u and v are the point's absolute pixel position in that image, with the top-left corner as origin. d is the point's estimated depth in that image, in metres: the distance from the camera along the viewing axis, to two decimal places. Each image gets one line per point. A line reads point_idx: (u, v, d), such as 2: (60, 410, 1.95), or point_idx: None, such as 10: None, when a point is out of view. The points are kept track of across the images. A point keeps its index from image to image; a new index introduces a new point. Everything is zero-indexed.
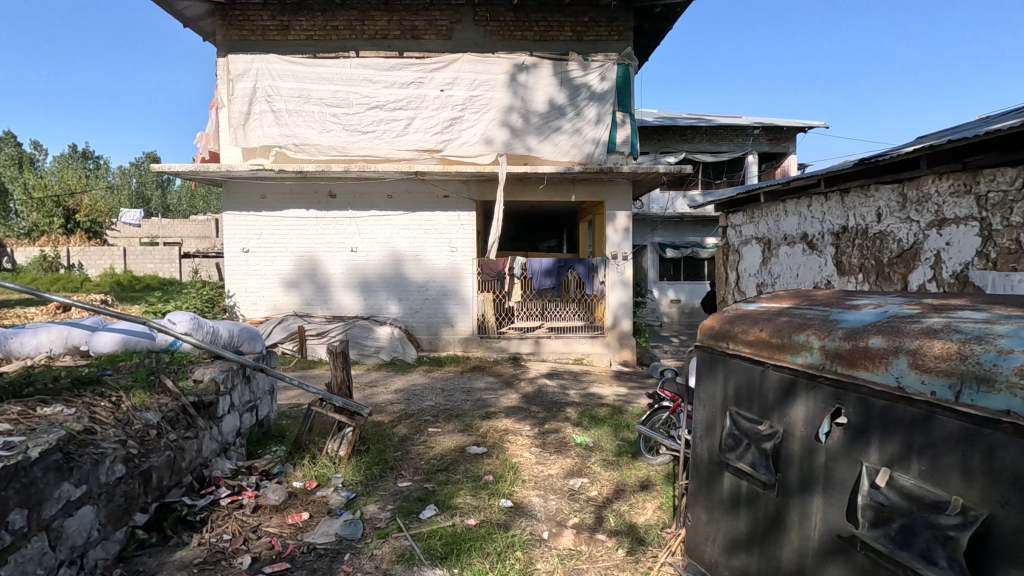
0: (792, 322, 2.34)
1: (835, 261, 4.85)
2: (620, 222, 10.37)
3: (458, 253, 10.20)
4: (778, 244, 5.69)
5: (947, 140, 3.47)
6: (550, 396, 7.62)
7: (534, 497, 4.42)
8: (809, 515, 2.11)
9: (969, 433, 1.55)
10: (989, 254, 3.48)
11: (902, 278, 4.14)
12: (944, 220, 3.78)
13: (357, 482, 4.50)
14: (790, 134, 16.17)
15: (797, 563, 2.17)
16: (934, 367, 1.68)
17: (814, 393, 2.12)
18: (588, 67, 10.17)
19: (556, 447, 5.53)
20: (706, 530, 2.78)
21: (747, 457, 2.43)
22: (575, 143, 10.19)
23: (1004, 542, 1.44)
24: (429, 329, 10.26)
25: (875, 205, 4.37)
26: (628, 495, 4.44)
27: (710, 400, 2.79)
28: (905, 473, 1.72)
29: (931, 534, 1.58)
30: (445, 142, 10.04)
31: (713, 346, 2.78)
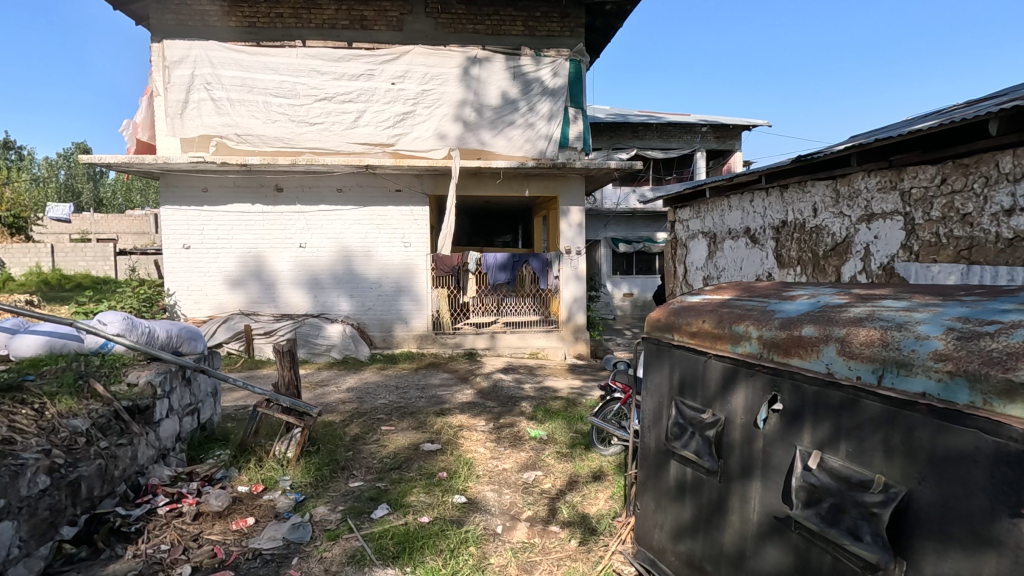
0: (732, 313, 2.42)
1: (775, 255, 5.06)
2: (573, 217, 10.49)
3: (411, 248, 10.06)
4: (723, 239, 5.88)
5: (875, 139, 3.67)
6: (505, 391, 7.64)
7: (488, 492, 4.43)
8: (749, 499, 2.19)
9: (891, 415, 1.64)
10: (912, 246, 3.69)
11: (836, 270, 4.35)
12: (873, 215, 3.99)
13: (306, 484, 4.38)
14: (735, 133, 16.75)
15: (738, 546, 2.25)
16: (859, 354, 1.77)
17: (753, 381, 2.20)
18: (540, 63, 10.20)
19: (510, 442, 5.55)
20: (654, 518, 2.85)
21: (692, 445, 2.51)
22: (528, 138, 10.22)
23: (921, 516, 1.53)
24: (383, 325, 10.09)
25: (811, 200, 4.58)
26: (581, 486, 4.51)
27: (657, 391, 2.85)
28: (835, 455, 1.81)
29: (857, 511, 1.67)
30: (397, 136, 9.87)
31: (660, 338, 2.84)
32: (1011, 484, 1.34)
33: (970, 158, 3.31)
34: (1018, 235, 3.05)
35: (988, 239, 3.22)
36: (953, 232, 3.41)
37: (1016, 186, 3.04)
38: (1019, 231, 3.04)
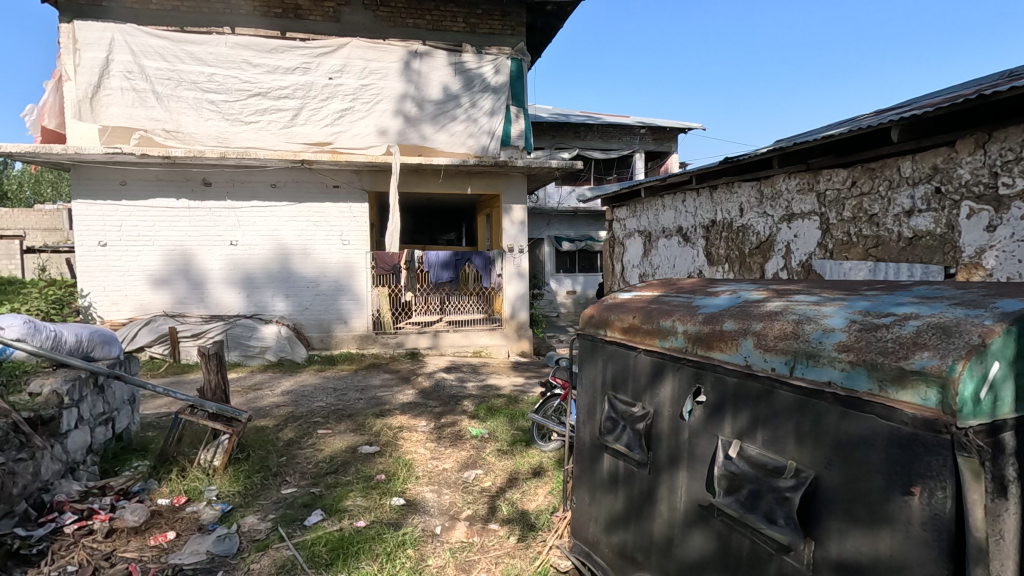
0: (660, 309, 2.50)
1: (706, 253, 5.26)
2: (515, 214, 10.53)
3: (350, 246, 9.80)
4: (658, 237, 6.06)
5: (793, 143, 3.87)
6: (447, 390, 7.58)
7: (428, 492, 4.37)
8: (676, 489, 2.26)
9: (801, 403, 1.73)
10: (827, 245, 3.92)
11: (761, 268, 4.57)
12: (793, 215, 4.21)
13: (234, 493, 4.17)
14: (672, 134, 17.30)
15: (666, 535, 2.32)
16: (773, 346, 1.86)
17: (679, 374, 2.28)
18: (482, 60, 10.19)
19: (451, 441, 5.50)
20: (589, 511, 2.90)
21: (623, 438, 2.57)
22: (470, 134, 10.17)
23: (827, 498, 1.62)
24: (321, 326, 9.76)
25: (738, 200, 4.79)
26: (521, 483, 4.53)
27: (591, 385, 2.90)
28: (753, 443, 1.89)
29: (772, 496, 1.76)
30: (335, 134, 9.57)
31: (593, 334, 2.89)
32: (903, 464, 1.44)
33: (876, 162, 3.54)
34: (918, 234, 3.29)
35: (891, 237, 3.45)
36: (863, 232, 3.65)
37: (915, 190, 3.28)
38: (918, 231, 3.29)
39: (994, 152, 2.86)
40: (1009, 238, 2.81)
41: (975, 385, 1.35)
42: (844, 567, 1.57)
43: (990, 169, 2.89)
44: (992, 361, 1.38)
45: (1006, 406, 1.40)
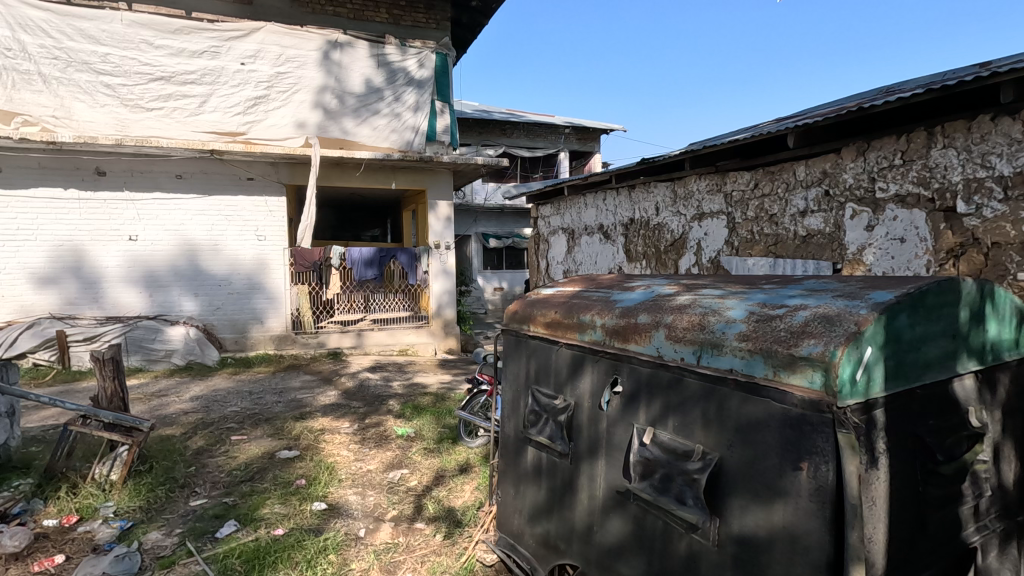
0: (580, 303, 2.57)
1: (625, 250, 5.46)
2: (441, 211, 10.43)
3: (266, 242, 9.32)
4: (580, 235, 6.23)
5: (703, 146, 4.10)
6: (372, 390, 7.40)
7: (351, 495, 4.25)
8: (595, 477, 2.35)
9: (707, 390, 1.85)
10: (733, 243, 4.19)
11: (675, 264, 4.82)
12: (703, 214, 4.47)
13: (135, 509, 3.86)
14: (595, 135, 17.79)
15: (586, 521, 2.40)
16: (682, 337, 1.97)
17: (597, 366, 2.36)
18: (406, 53, 9.95)
19: (375, 442, 5.38)
20: (514, 503, 2.94)
21: (546, 430, 2.63)
22: (394, 128, 9.94)
23: (730, 477, 1.75)
24: (234, 326, 9.20)
25: (654, 200, 5.02)
26: (447, 480, 4.51)
27: (515, 379, 2.94)
28: (665, 429, 2.00)
29: (682, 479, 1.87)
30: (248, 124, 9.02)
31: (517, 329, 2.94)
32: (794, 443, 1.58)
33: (775, 166, 3.83)
34: (811, 233, 3.58)
35: (788, 236, 3.74)
36: (764, 231, 3.93)
37: (808, 192, 3.58)
38: (811, 230, 3.58)
39: (872, 159, 3.18)
40: (885, 236, 3.12)
41: (852, 368, 1.50)
42: (744, 540, 1.70)
43: (870, 174, 3.20)
44: (866, 346, 1.53)
45: (879, 386, 1.56)
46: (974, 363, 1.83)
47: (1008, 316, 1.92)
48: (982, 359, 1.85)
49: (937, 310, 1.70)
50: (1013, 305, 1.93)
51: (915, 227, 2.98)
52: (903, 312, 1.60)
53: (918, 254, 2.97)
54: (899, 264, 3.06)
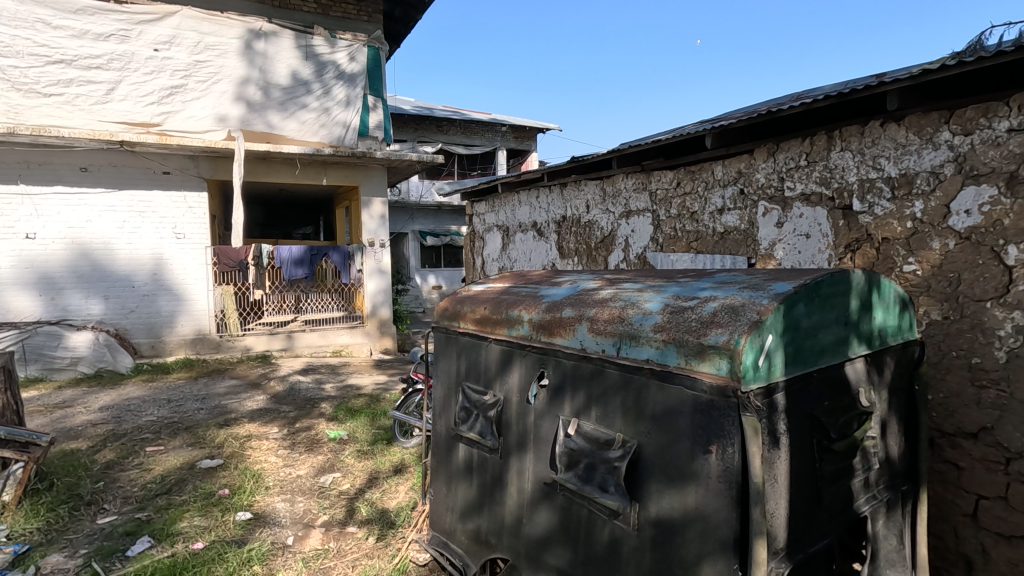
0: (509, 299, 2.60)
1: (557, 246, 5.54)
2: (375, 208, 10.20)
3: (186, 241, 8.78)
4: (515, 232, 6.28)
5: (628, 145, 4.23)
6: (303, 393, 7.13)
7: (279, 503, 4.09)
8: (523, 470, 2.38)
9: (626, 380, 1.91)
10: (658, 239, 4.34)
11: (604, 260, 4.94)
12: (630, 212, 4.61)
13: (33, 531, 3.54)
14: (533, 134, 17.92)
15: (515, 514, 2.43)
16: (604, 330, 2.03)
17: (524, 361, 2.39)
18: (335, 46, 9.72)
19: (306, 446, 5.19)
20: (446, 501, 2.92)
21: (476, 426, 2.64)
22: (323, 123, 9.64)
23: (648, 463, 1.82)
24: (150, 331, 8.61)
25: (584, 197, 5.13)
26: (381, 482, 4.43)
27: (446, 376, 2.93)
28: (588, 419, 2.05)
29: (604, 467, 1.93)
30: (163, 114, 8.44)
31: (447, 326, 2.92)
32: (704, 427, 1.66)
33: (695, 165, 4.00)
34: (728, 229, 3.76)
35: (708, 232, 3.92)
36: (686, 227, 4.09)
37: (725, 191, 3.76)
38: (728, 226, 3.76)
39: (781, 160, 3.37)
40: (793, 232, 3.32)
41: (755, 355, 1.60)
42: (660, 523, 1.77)
43: (779, 174, 3.39)
44: (768, 334, 1.63)
45: (779, 370, 1.67)
46: (864, 347, 1.99)
47: (892, 303, 2.12)
48: (871, 343, 2.03)
49: (831, 300, 1.84)
50: (895, 294, 2.13)
51: (818, 224, 3.18)
52: (799, 301, 1.73)
53: (821, 249, 3.17)
54: (805, 259, 3.26)
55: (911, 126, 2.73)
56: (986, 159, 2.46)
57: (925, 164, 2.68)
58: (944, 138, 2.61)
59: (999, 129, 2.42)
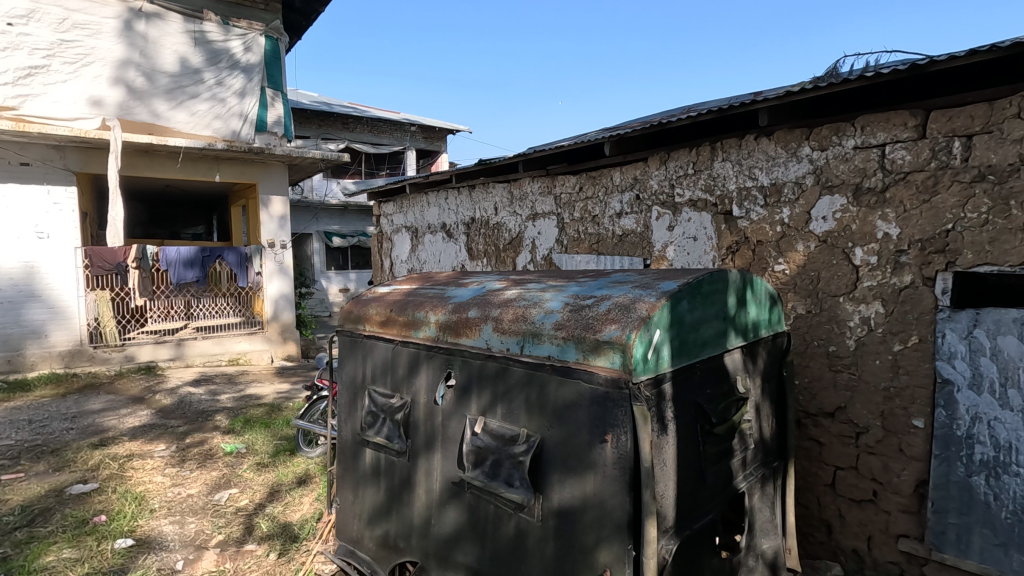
0: (415, 300, 2.59)
1: (467, 248, 5.56)
2: (275, 208, 9.67)
3: (51, 241, 7.81)
4: (424, 233, 6.22)
5: (533, 150, 4.35)
6: (195, 406, 6.61)
7: (167, 525, 3.77)
8: (431, 472, 2.38)
9: (529, 376, 1.98)
10: (563, 241, 4.49)
11: (513, 261, 5.03)
12: (537, 214, 4.73)
13: None
14: (443, 134, 17.79)
15: (424, 516, 2.43)
16: (508, 329, 2.08)
17: (431, 362, 2.40)
18: (229, 33, 9.10)
19: (197, 462, 4.82)
20: (353, 508, 2.86)
21: (383, 430, 2.61)
22: (217, 115, 9.01)
23: (550, 455, 1.90)
24: (6, 343, 7.57)
25: (492, 200, 5.20)
26: (283, 495, 4.21)
27: (351, 381, 2.86)
28: (493, 417, 2.10)
29: (509, 462, 1.99)
30: (20, 98, 7.42)
31: (352, 329, 2.86)
32: (600, 417, 1.76)
33: (596, 171, 4.18)
34: (625, 232, 3.98)
35: (608, 235, 4.11)
36: (588, 230, 4.27)
37: (623, 196, 3.97)
38: (626, 229, 3.97)
39: (671, 168, 3.62)
40: (683, 236, 3.58)
41: (644, 348, 1.72)
42: (562, 512, 1.86)
43: (670, 181, 3.64)
44: (655, 329, 1.77)
45: (666, 363, 1.81)
46: (740, 339, 2.20)
47: (763, 299, 2.36)
48: (746, 335, 2.24)
49: (711, 296, 2.03)
50: (767, 290, 2.37)
51: (704, 228, 3.45)
52: (683, 298, 1.89)
53: (706, 250, 3.44)
54: (693, 259, 3.52)
55: (779, 140, 3.04)
56: (839, 172, 2.81)
57: (790, 175, 3.01)
58: (805, 153, 2.94)
59: (847, 146, 2.78)
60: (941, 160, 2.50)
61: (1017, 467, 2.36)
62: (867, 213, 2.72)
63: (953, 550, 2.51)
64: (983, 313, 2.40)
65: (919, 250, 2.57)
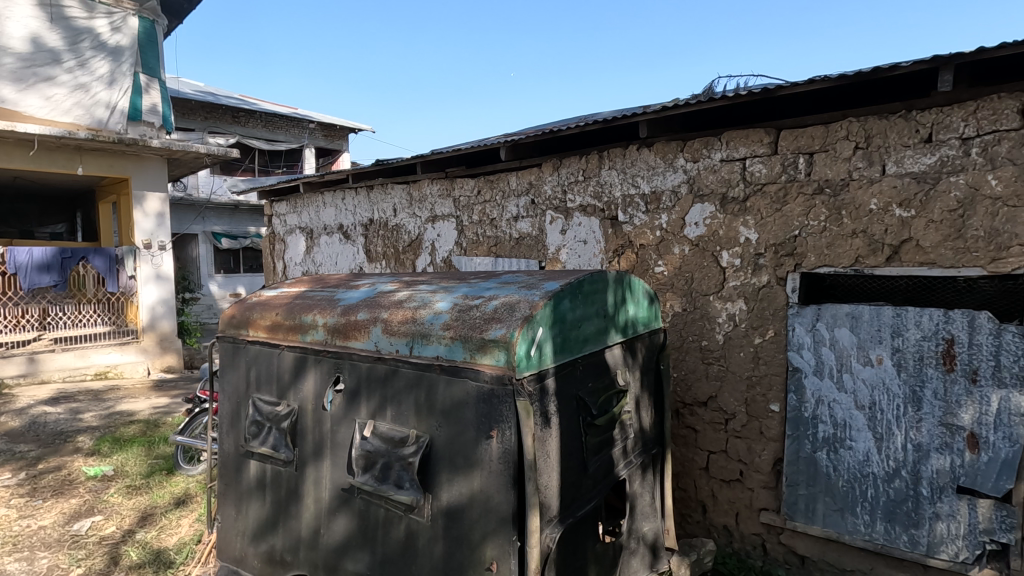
0: (303, 303, 2.49)
1: (365, 250, 5.42)
2: (150, 205, 8.83)
3: None
4: (319, 235, 5.98)
5: (431, 152, 4.33)
6: (51, 427, 5.86)
7: (13, 564, 3.33)
8: (320, 480, 2.31)
9: (419, 377, 1.98)
10: (462, 244, 4.51)
11: (412, 263, 4.98)
12: (436, 217, 4.72)
13: None
14: (343, 133, 17.17)
15: (312, 527, 2.34)
16: (396, 331, 2.07)
17: (319, 367, 2.32)
18: (93, 10, 8.24)
19: (53, 490, 4.28)
20: (236, 525, 2.69)
21: (268, 440, 2.49)
22: (78, 102, 8.02)
23: (438, 455, 1.92)
24: None
25: (391, 201, 5.12)
26: (157, 518, 3.86)
27: (234, 391, 2.70)
28: (383, 420, 2.08)
29: (399, 465, 1.98)
30: None
31: (234, 335, 2.70)
32: (486, 414, 1.81)
33: (493, 176, 4.26)
34: (522, 235, 4.09)
35: (505, 238, 4.20)
36: (486, 233, 4.32)
37: (519, 201, 4.07)
38: (522, 232, 4.08)
39: (564, 174, 3.77)
40: (575, 239, 3.74)
41: (527, 345, 1.79)
42: (451, 509, 1.88)
43: (562, 187, 3.79)
44: (538, 327, 1.85)
45: (548, 358, 1.90)
46: (619, 336, 2.35)
47: (641, 298, 2.53)
48: (625, 332, 2.40)
49: (592, 295, 2.15)
50: (644, 290, 2.55)
51: (592, 232, 3.64)
52: (565, 298, 1.99)
53: (595, 253, 3.62)
54: (584, 262, 3.69)
55: (659, 151, 3.28)
56: (708, 182, 3.09)
57: (668, 184, 3.26)
58: (680, 164, 3.19)
59: (715, 158, 3.06)
60: (790, 173, 2.84)
61: (850, 441, 2.72)
62: (732, 220, 3.01)
63: (802, 517, 2.85)
64: (822, 309, 2.75)
65: (773, 253, 2.88)
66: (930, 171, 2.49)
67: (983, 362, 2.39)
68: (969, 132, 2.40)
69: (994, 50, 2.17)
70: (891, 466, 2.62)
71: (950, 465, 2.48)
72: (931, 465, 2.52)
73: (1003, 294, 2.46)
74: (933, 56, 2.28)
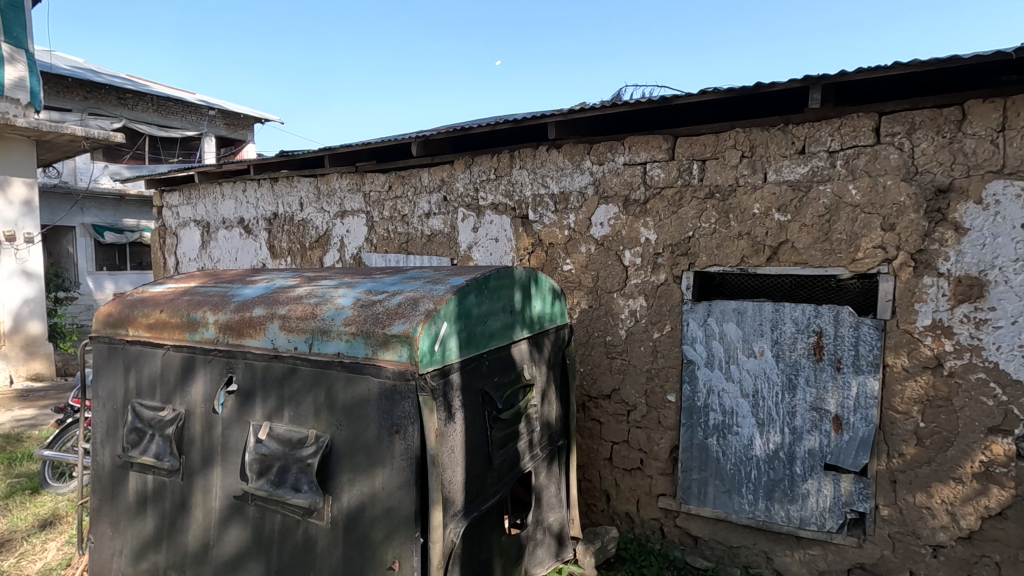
0: (192, 300, 2.31)
1: (268, 245, 5.13)
2: (14, 192, 7.81)
3: None
4: (217, 229, 5.58)
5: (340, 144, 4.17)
6: None
7: None
8: (209, 488, 2.15)
9: (318, 375, 1.90)
10: (372, 240, 4.39)
11: (319, 260, 4.77)
12: (345, 212, 4.56)
13: None
14: (247, 123, 16.15)
15: (201, 540, 2.18)
16: (296, 327, 1.98)
17: (209, 367, 2.16)
18: None
19: None
20: (112, 545, 2.45)
21: (151, 448, 2.28)
22: None
23: (339, 455, 1.85)
24: None
25: (297, 194, 4.88)
26: (16, 544, 3.43)
27: (110, 397, 2.45)
28: (280, 421, 1.97)
29: (296, 467, 1.88)
30: None
31: (112, 335, 2.45)
32: (388, 411, 1.77)
33: (404, 171, 4.19)
34: (433, 232, 4.04)
35: (417, 235, 4.13)
36: (397, 230, 4.24)
37: (431, 197, 4.02)
38: (433, 230, 4.04)
39: (476, 172, 3.77)
40: (487, 237, 3.75)
41: (430, 340, 1.78)
42: (352, 511, 1.82)
43: (474, 185, 3.79)
44: (441, 322, 1.83)
45: (453, 354, 1.89)
46: (526, 331, 2.39)
47: (547, 294, 2.59)
48: (532, 327, 2.45)
49: (497, 291, 2.17)
50: (550, 286, 2.61)
51: (503, 230, 3.67)
52: (470, 293, 1.99)
53: (507, 251, 3.66)
54: (495, 260, 3.72)
55: (566, 152, 3.37)
56: (612, 185, 3.23)
57: (576, 185, 3.36)
58: (586, 166, 3.31)
59: (618, 162, 3.20)
60: (685, 178, 3.03)
61: (737, 427, 2.94)
62: (633, 221, 3.16)
63: (695, 500, 3.05)
64: (713, 305, 2.96)
65: (670, 253, 3.06)
66: (803, 179, 2.76)
67: (846, 352, 2.67)
68: (834, 147, 2.68)
69: (853, 73, 2.44)
70: (771, 449, 2.86)
71: (819, 445, 2.75)
72: (803, 446, 2.79)
73: (863, 293, 2.77)
74: (805, 76, 2.53)
